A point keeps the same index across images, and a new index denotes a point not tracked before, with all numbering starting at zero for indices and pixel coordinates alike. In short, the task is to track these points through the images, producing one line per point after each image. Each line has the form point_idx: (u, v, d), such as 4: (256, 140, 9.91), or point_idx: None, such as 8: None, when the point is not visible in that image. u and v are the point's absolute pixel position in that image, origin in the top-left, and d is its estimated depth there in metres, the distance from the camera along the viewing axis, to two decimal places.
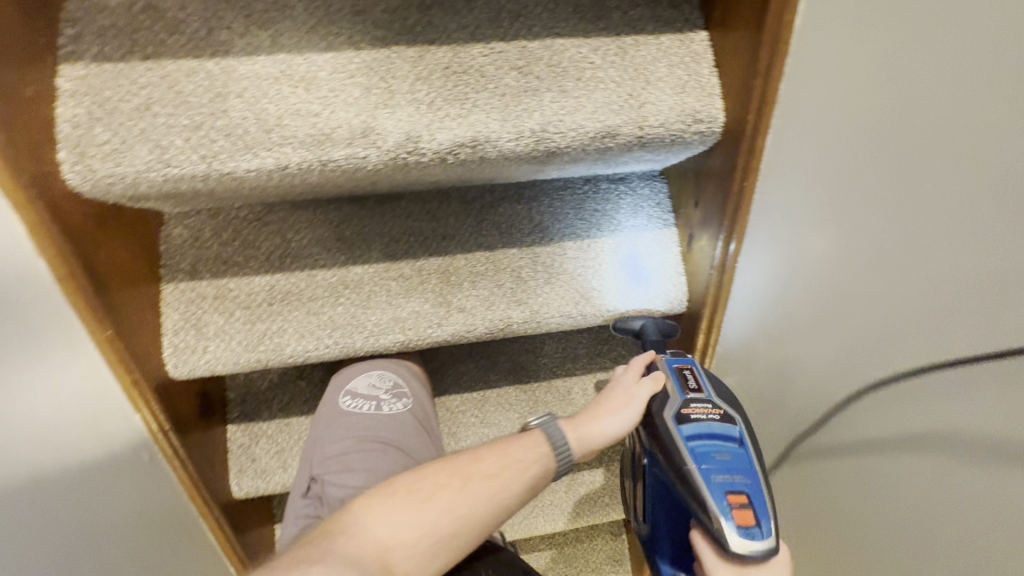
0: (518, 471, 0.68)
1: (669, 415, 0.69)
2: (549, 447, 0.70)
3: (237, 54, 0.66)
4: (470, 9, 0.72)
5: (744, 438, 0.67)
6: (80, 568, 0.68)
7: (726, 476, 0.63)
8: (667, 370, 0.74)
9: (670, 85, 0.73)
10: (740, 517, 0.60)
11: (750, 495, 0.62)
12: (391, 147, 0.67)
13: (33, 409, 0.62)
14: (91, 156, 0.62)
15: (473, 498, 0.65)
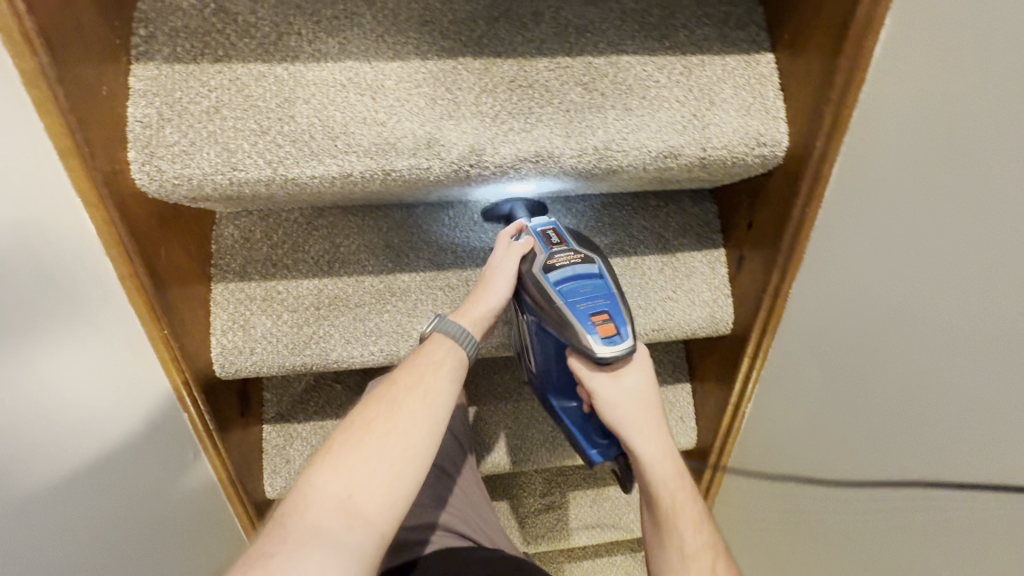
0: (443, 372, 0.64)
1: (537, 269, 0.69)
2: (455, 339, 0.67)
3: (307, 60, 0.67)
4: (537, 23, 0.72)
5: (605, 274, 0.69)
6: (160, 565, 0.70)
7: (589, 302, 0.66)
8: (532, 235, 0.72)
9: (735, 106, 0.72)
10: (604, 330, 0.65)
11: (610, 313, 0.66)
12: (455, 159, 0.66)
13: (115, 407, 0.64)
14: (160, 156, 0.62)
15: (413, 416, 0.60)
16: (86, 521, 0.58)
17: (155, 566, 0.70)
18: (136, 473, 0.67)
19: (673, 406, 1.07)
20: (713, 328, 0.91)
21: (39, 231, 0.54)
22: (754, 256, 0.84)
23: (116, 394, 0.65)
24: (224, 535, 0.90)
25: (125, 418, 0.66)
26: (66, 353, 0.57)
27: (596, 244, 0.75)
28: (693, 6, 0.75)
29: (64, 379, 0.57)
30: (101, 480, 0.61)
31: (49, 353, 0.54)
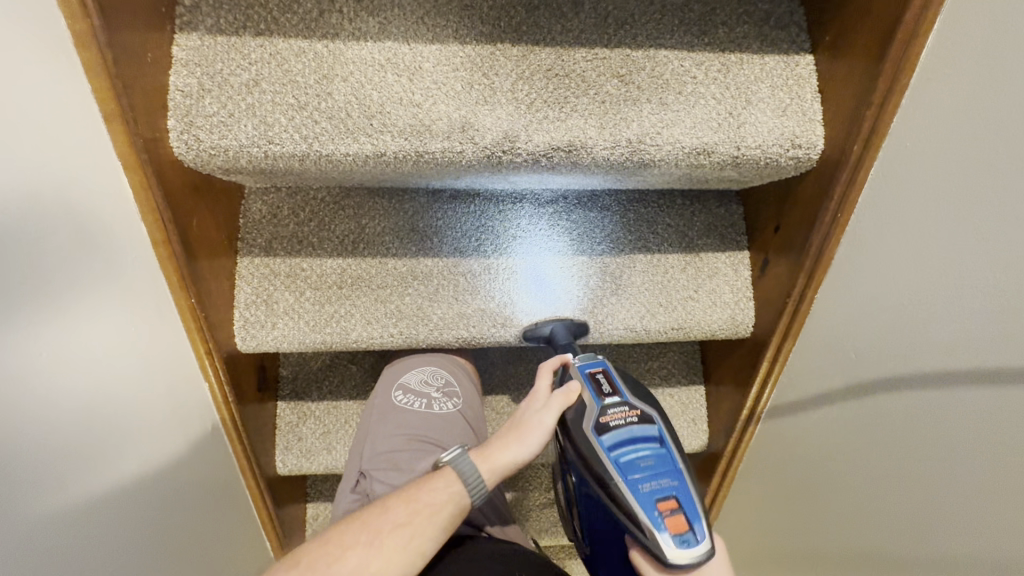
0: (439, 518, 0.65)
1: (589, 428, 0.67)
2: (466, 486, 0.67)
3: (346, 39, 0.67)
4: (576, 12, 0.71)
5: (664, 438, 0.67)
6: (177, 527, 0.71)
7: (653, 484, 0.63)
8: (580, 379, 0.72)
9: (771, 106, 0.72)
10: (673, 524, 0.61)
11: (677, 501, 0.63)
12: (488, 144, 0.66)
13: (142, 366, 0.66)
14: (199, 126, 0.63)
15: (389, 553, 0.62)
16: (113, 474, 0.59)
17: (176, 531, 0.71)
18: (156, 436, 0.68)
19: (686, 408, 1.06)
20: (733, 331, 0.90)
21: (79, 191, 0.54)
22: (780, 259, 0.83)
23: (144, 358, 0.66)
24: (239, 509, 0.91)
25: (149, 382, 0.67)
26: (102, 308, 0.58)
27: (647, 390, 0.74)
28: (734, 3, 0.75)
29: (99, 333, 0.58)
30: (123, 438, 0.61)
31: (87, 305, 0.56)
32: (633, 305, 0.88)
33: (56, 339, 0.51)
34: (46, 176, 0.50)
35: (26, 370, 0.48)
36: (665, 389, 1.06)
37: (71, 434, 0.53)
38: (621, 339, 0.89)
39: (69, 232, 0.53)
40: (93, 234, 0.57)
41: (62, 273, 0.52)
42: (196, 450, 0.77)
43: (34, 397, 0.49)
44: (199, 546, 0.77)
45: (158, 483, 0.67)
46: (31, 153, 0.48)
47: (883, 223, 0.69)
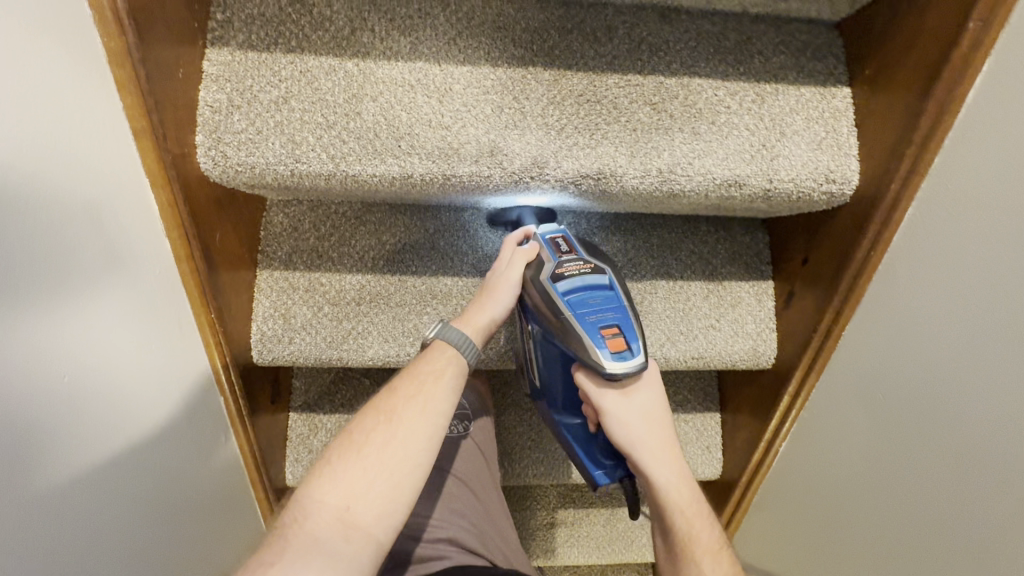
0: (446, 378, 0.64)
1: (545, 275, 0.68)
2: (455, 346, 0.66)
3: (377, 58, 0.66)
4: (610, 37, 0.70)
5: (615, 285, 0.69)
6: (188, 543, 0.71)
7: (600, 316, 0.65)
8: (539, 240, 0.71)
9: (806, 139, 0.70)
10: (614, 345, 0.64)
11: (622, 330, 0.65)
12: (517, 169, 0.66)
13: (161, 381, 0.65)
14: (227, 143, 0.62)
15: (411, 425, 0.60)
16: (129, 492, 0.58)
17: (186, 546, 0.70)
18: (172, 451, 0.67)
19: (701, 435, 1.05)
20: (754, 361, 0.89)
21: (103, 208, 0.54)
22: (807, 293, 0.81)
23: (161, 372, 0.65)
24: (247, 520, 0.90)
25: (166, 396, 0.66)
26: (121, 323, 0.58)
27: (603, 253, 0.74)
28: (771, 32, 0.73)
29: (117, 347, 0.57)
30: (140, 453, 0.61)
31: (107, 319, 0.55)
32: (653, 332, 0.86)
33: (75, 356, 0.51)
34: (69, 193, 0.49)
35: (47, 389, 0.47)
36: (680, 415, 1.05)
37: (93, 457, 0.53)
38: None
39: (90, 248, 0.53)
40: (116, 250, 0.56)
41: (83, 289, 0.52)
42: (208, 464, 0.76)
43: (56, 416, 0.48)
44: (208, 560, 0.76)
45: (171, 498, 0.66)
46: (51, 170, 0.47)
47: (918, 264, 0.67)
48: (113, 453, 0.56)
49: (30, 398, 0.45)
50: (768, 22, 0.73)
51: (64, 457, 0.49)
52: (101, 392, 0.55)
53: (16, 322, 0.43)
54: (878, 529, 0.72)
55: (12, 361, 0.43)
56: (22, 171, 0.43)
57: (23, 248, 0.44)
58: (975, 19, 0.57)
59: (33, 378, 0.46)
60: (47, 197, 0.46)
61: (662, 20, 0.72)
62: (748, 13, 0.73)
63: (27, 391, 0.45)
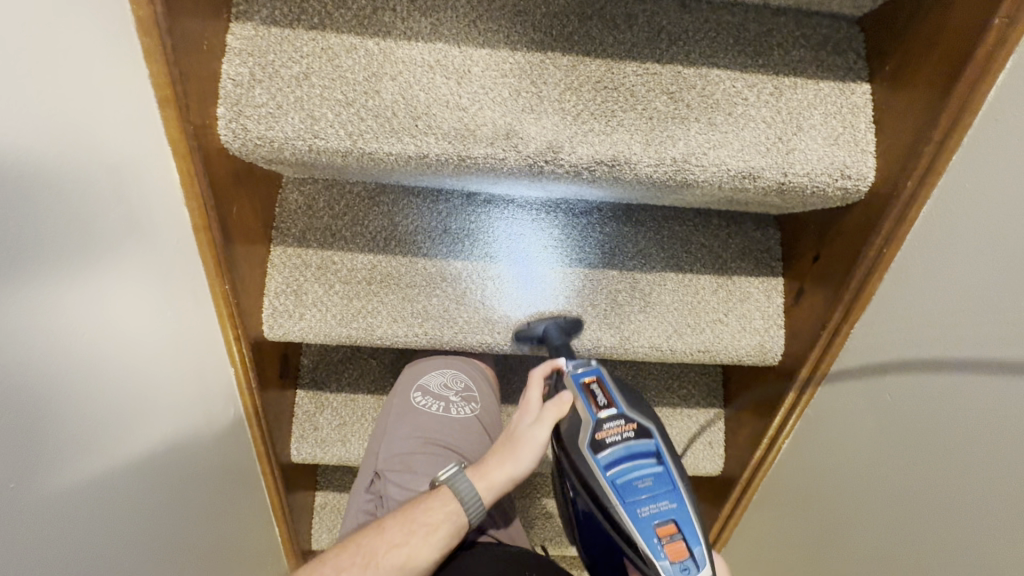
0: (439, 534, 0.69)
1: (584, 445, 0.65)
2: (458, 503, 0.70)
3: (397, 37, 0.67)
4: (630, 25, 0.70)
5: (662, 453, 0.65)
6: (195, 510, 0.72)
7: (652, 507, 0.61)
8: (574, 388, 0.69)
9: (823, 134, 0.70)
10: (672, 549, 0.59)
11: (676, 523, 0.60)
12: (531, 153, 0.66)
13: (176, 349, 0.67)
14: (247, 116, 0.63)
15: (385, 573, 0.65)
16: (136, 455, 0.59)
17: (190, 513, 0.71)
18: (180, 419, 0.68)
19: (703, 430, 1.05)
20: (761, 357, 0.88)
21: (125, 174, 0.55)
22: (817, 290, 0.81)
23: (176, 341, 0.67)
24: (252, 492, 0.92)
25: (179, 365, 0.68)
26: (140, 290, 0.59)
27: (645, 400, 0.71)
28: (791, 26, 0.73)
29: (135, 314, 0.58)
30: (150, 419, 0.62)
31: (126, 285, 0.56)
32: (661, 324, 0.86)
33: (95, 317, 0.52)
34: (90, 157, 0.50)
35: (64, 347, 0.48)
36: (684, 409, 1.05)
37: (105, 416, 0.54)
38: (646, 357, 0.88)
39: (111, 213, 0.54)
40: (136, 217, 0.58)
41: (103, 253, 0.53)
42: (217, 434, 0.78)
43: (75, 374, 0.50)
44: (212, 528, 0.78)
45: (177, 465, 0.68)
46: (76, 134, 0.48)
47: (932, 263, 0.67)
48: (124, 417, 0.57)
49: (46, 354, 0.46)
50: (790, 15, 0.73)
51: (76, 413, 0.50)
52: (118, 355, 0.56)
53: (34, 278, 0.44)
54: (880, 527, 0.73)
55: (29, 316, 0.44)
56: (43, 131, 0.44)
57: (42, 207, 0.44)
58: (1001, 17, 0.57)
59: (50, 335, 0.47)
60: (70, 159, 0.47)
61: (682, 10, 0.72)
62: (769, 6, 0.73)
63: (43, 347, 0.46)
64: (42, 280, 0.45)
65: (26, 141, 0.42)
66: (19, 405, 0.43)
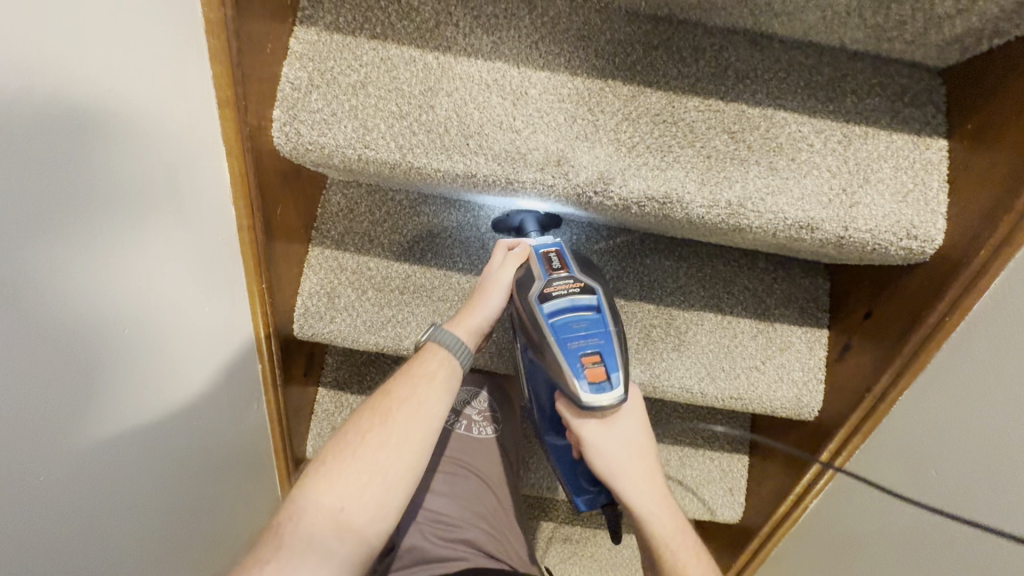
0: (451, 374, 0.64)
1: (532, 295, 0.65)
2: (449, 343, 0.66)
3: (457, 52, 0.66)
4: (695, 58, 0.68)
5: (602, 306, 0.65)
6: (211, 505, 0.73)
7: (581, 341, 0.62)
8: (531, 250, 0.69)
9: (891, 189, 0.66)
10: (593, 374, 0.61)
11: (601, 354, 0.62)
12: (581, 183, 0.64)
13: (210, 343, 0.68)
14: (302, 120, 0.63)
15: (404, 425, 0.60)
16: (159, 446, 0.59)
17: (206, 504, 0.72)
18: (206, 411, 0.69)
19: (724, 476, 1.01)
20: (795, 411, 0.84)
21: (171, 166, 0.55)
22: (866, 350, 0.77)
23: (206, 333, 0.67)
24: (266, 486, 0.92)
25: (207, 357, 0.68)
26: (176, 282, 0.59)
27: (599, 269, 0.71)
28: (867, 72, 0.69)
29: (169, 304, 0.59)
30: (176, 410, 0.62)
31: (163, 275, 0.56)
32: (694, 364, 0.83)
33: (134, 310, 0.53)
34: (135, 146, 0.50)
35: (102, 339, 0.48)
36: (707, 452, 1.01)
37: (137, 408, 0.55)
38: (674, 397, 0.85)
39: (154, 204, 0.53)
40: (179, 207, 0.57)
41: (144, 243, 0.53)
42: (240, 428, 0.78)
43: (112, 367, 0.50)
44: (226, 520, 0.78)
45: (198, 456, 0.68)
46: (123, 124, 0.48)
47: (998, 338, 0.62)
48: (154, 410, 0.58)
49: (83, 344, 0.46)
50: (867, 61, 0.70)
51: (110, 405, 0.51)
52: (150, 345, 0.56)
53: (77, 270, 0.44)
54: None
55: (68, 306, 0.44)
56: (86, 122, 0.43)
57: (83, 198, 0.44)
58: None
59: (88, 326, 0.46)
60: (112, 147, 0.47)
61: (753, 46, 0.69)
62: (845, 49, 0.70)
63: (82, 337, 0.46)
64: (81, 270, 0.45)
65: (67, 129, 0.41)
66: (54, 395, 0.43)
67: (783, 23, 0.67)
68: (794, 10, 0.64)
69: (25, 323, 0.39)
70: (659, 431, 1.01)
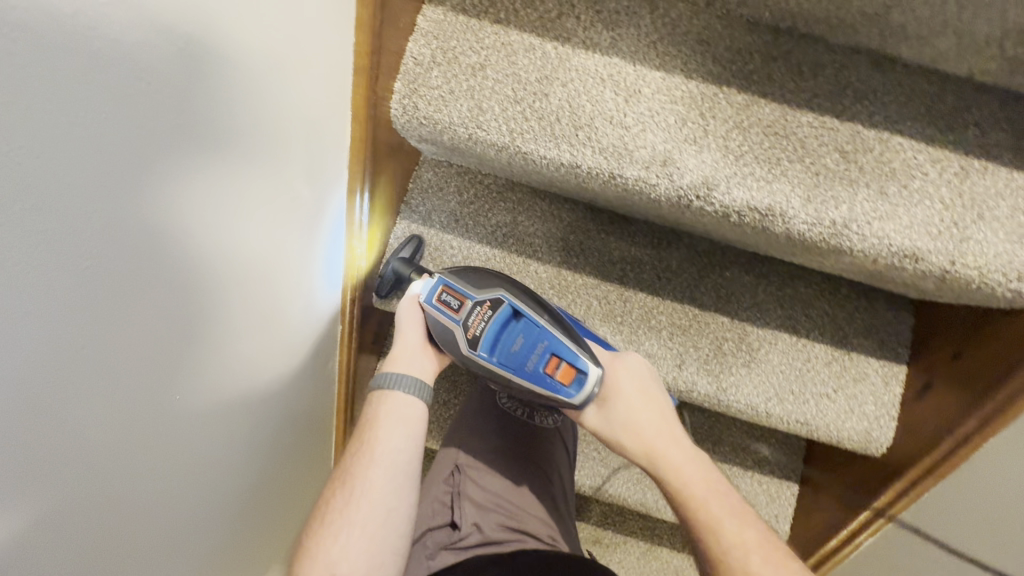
0: (407, 424, 0.68)
1: (464, 351, 0.69)
2: (391, 388, 0.69)
3: (575, 45, 0.67)
4: (815, 74, 0.67)
5: (518, 308, 0.69)
6: (271, 444, 0.76)
7: (532, 360, 0.68)
8: (432, 312, 0.71)
9: (1007, 229, 0.63)
10: (564, 374, 0.68)
11: (554, 353, 0.68)
12: (684, 185, 0.64)
13: (294, 291, 0.71)
14: (420, 95, 0.65)
15: (369, 453, 0.66)
16: (232, 403, 0.63)
17: (266, 445, 0.75)
18: (276, 369, 0.71)
19: (772, 501, 0.99)
20: (863, 445, 0.82)
21: (279, 139, 0.59)
22: (952, 393, 0.74)
23: (288, 302, 0.70)
24: (322, 444, 0.96)
25: (288, 310, 0.71)
26: (267, 248, 0.62)
27: (485, 269, 0.73)
28: (996, 106, 0.66)
29: (259, 257, 0.61)
30: (252, 372, 0.66)
31: (257, 240, 0.60)
32: (763, 383, 0.82)
33: (233, 239, 0.55)
34: (251, 116, 0.53)
35: (201, 292, 0.52)
36: (757, 475, 0.99)
37: (221, 336, 0.57)
38: (738, 414, 0.83)
39: (258, 174, 0.57)
40: (278, 178, 0.61)
41: (247, 209, 0.56)
42: (310, 381, 0.82)
43: (208, 289, 0.53)
44: (277, 481, 0.81)
45: (267, 395, 0.71)
46: (244, 94, 0.51)
47: None
48: (237, 340, 0.60)
49: (186, 293, 0.49)
50: (994, 93, 0.67)
51: (202, 322, 0.53)
52: (241, 277, 0.58)
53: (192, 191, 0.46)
54: None
55: (179, 257, 0.47)
56: (212, 85, 0.47)
57: (201, 156, 0.47)
58: None
59: (188, 272, 0.49)
60: (233, 114, 0.51)
61: (874, 67, 0.68)
62: (974, 80, 0.67)
63: (184, 289, 0.49)
64: (194, 226, 0.48)
65: (193, 88, 0.45)
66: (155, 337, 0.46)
67: (912, 46, 0.65)
68: (927, 34, 0.63)
69: (142, 253, 0.42)
70: (709, 447, 1.00)
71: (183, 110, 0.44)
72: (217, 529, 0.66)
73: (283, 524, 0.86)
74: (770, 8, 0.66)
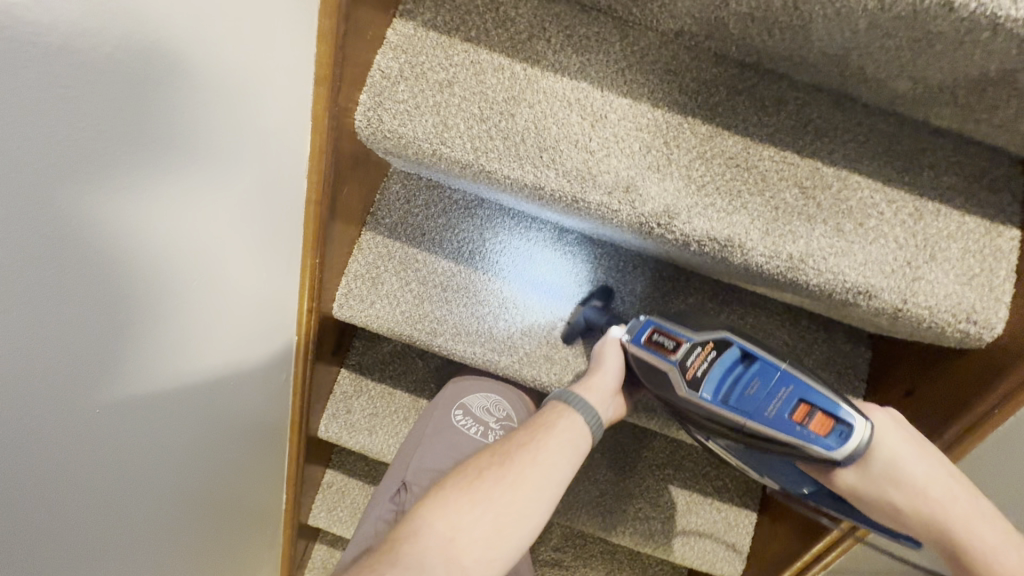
0: (574, 447, 0.67)
1: (683, 394, 0.67)
2: (574, 408, 0.69)
3: (545, 67, 0.67)
4: (777, 109, 0.68)
5: (751, 351, 0.66)
6: (206, 453, 0.71)
7: (775, 403, 0.63)
8: (639, 348, 0.71)
9: (957, 270, 0.64)
10: (819, 424, 0.61)
11: (806, 400, 0.62)
12: (645, 213, 0.65)
13: (240, 288, 0.67)
14: (385, 108, 0.65)
15: (549, 452, 0.65)
16: (162, 407, 0.58)
17: (200, 456, 0.69)
18: (217, 376, 0.67)
19: (729, 529, 0.98)
20: None
21: (228, 125, 0.55)
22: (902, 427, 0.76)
23: (231, 298, 0.66)
24: (275, 459, 0.92)
25: (231, 309, 0.66)
26: (204, 245, 0.58)
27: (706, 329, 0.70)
28: (949, 150, 0.68)
29: (200, 247, 0.57)
30: (183, 376, 0.60)
31: (192, 235, 0.55)
32: None
33: (170, 225, 0.51)
34: (201, 102, 0.50)
35: (113, 286, 0.46)
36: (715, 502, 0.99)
37: (146, 328, 0.52)
38: None
39: (203, 162, 0.53)
40: (224, 168, 0.56)
41: (184, 202, 0.52)
42: (261, 394, 0.79)
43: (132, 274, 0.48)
44: (217, 487, 0.77)
45: (203, 401, 0.66)
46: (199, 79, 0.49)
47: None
48: (167, 337, 0.56)
49: (100, 275, 0.44)
50: (948, 137, 0.69)
51: (123, 311, 0.48)
52: (177, 267, 0.54)
53: (120, 165, 0.43)
54: None
55: (90, 242, 0.42)
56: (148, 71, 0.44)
57: (119, 143, 0.43)
58: None
59: (107, 250, 0.45)
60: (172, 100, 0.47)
61: (834, 106, 0.69)
62: (929, 124, 0.69)
63: (92, 278, 0.44)
64: (111, 212, 0.44)
65: (101, 69, 0.40)
66: (57, 331, 0.41)
67: (871, 89, 0.67)
68: (884, 77, 0.64)
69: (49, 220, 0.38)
70: (670, 472, 0.99)
71: (89, 93, 0.39)
72: (127, 546, 0.59)
73: (211, 545, 0.80)
74: (736, 43, 0.67)
